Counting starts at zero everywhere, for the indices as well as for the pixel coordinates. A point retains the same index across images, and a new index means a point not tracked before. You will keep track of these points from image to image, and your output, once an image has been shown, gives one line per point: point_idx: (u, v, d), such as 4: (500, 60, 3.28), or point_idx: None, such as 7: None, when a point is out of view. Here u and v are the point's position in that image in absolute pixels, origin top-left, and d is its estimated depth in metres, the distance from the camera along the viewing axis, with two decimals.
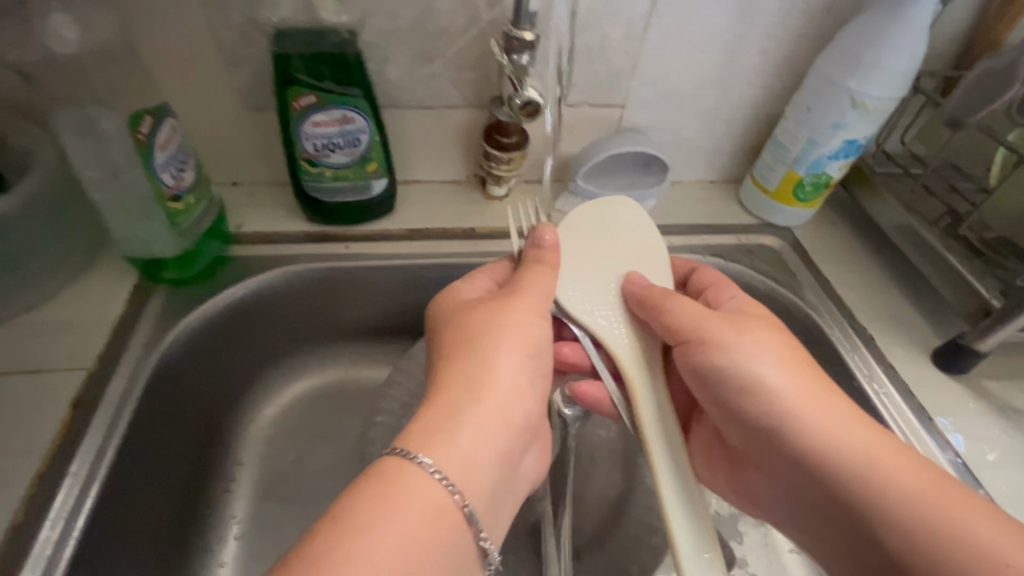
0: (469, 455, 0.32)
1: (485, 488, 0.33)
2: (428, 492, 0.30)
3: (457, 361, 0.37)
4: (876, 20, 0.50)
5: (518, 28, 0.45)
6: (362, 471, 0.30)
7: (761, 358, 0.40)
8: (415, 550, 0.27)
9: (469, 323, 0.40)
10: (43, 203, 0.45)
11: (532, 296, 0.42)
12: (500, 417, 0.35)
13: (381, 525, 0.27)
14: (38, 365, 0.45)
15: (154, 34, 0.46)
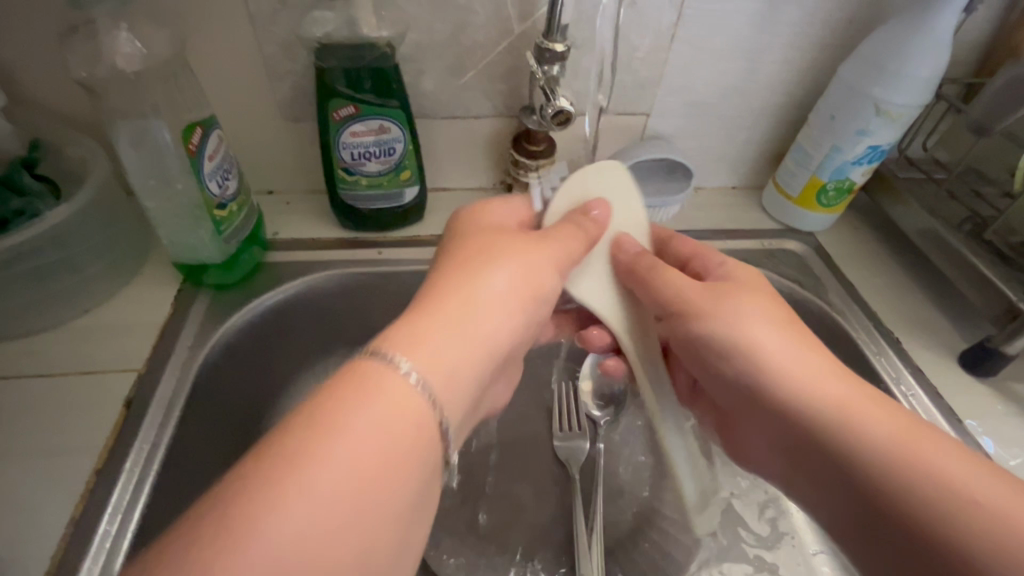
0: (450, 368, 0.31)
1: (462, 401, 0.32)
2: (405, 399, 0.28)
3: (454, 276, 0.36)
4: (900, 30, 0.51)
5: (551, 40, 0.47)
6: (339, 372, 0.29)
7: (750, 322, 0.39)
8: (382, 451, 0.26)
9: (483, 245, 0.39)
10: (99, 212, 0.48)
11: (550, 244, 0.40)
12: (484, 337, 0.34)
13: (349, 427, 0.26)
14: (93, 367, 0.47)
15: (203, 50, 0.48)
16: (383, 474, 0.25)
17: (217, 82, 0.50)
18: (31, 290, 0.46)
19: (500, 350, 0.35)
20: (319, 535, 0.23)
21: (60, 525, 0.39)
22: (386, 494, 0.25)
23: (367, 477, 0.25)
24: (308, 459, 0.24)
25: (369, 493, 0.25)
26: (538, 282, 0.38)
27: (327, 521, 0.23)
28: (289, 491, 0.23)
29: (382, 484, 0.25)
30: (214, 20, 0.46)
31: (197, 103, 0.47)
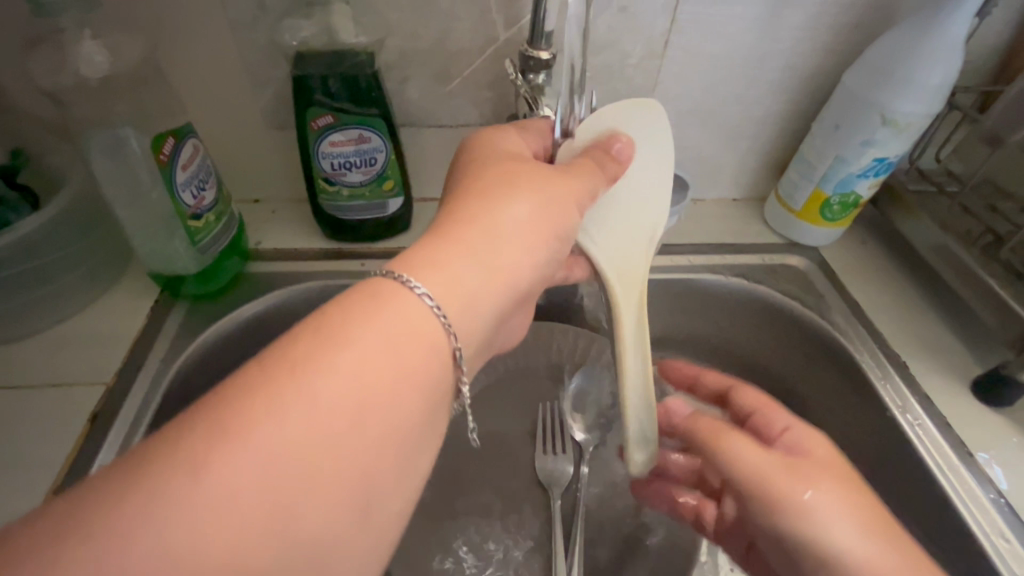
0: (469, 295, 0.29)
1: (481, 326, 0.30)
2: (416, 321, 0.26)
3: (482, 198, 0.33)
4: (907, 36, 0.48)
5: (534, 48, 0.45)
6: (359, 283, 0.27)
7: (833, 517, 0.32)
8: (394, 363, 0.25)
9: (509, 174, 0.35)
10: (73, 221, 0.47)
11: (572, 179, 0.36)
12: (507, 271, 0.31)
13: (364, 338, 0.25)
14: (63, 379, 0.46)
15: (182, 58, 0.47)
16: (395, 385, 0.25)
17: (197, 90, 0.49)
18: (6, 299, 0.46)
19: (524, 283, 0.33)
20: (325, 436, 0.22)
21: None
22: (401, 406, 0.25)
23: (377, 386, 0.24)
24: (320, 362, 0.23)
25: (378, 405, 0.24)
26: (564, 217, 0.35)
27: (335, 420, 0.23)
28: (301, 391, 0.23)
29: (391, 395, 0.24)
30: (190, 27, 0.45)
31: (173, 112, 0.46)
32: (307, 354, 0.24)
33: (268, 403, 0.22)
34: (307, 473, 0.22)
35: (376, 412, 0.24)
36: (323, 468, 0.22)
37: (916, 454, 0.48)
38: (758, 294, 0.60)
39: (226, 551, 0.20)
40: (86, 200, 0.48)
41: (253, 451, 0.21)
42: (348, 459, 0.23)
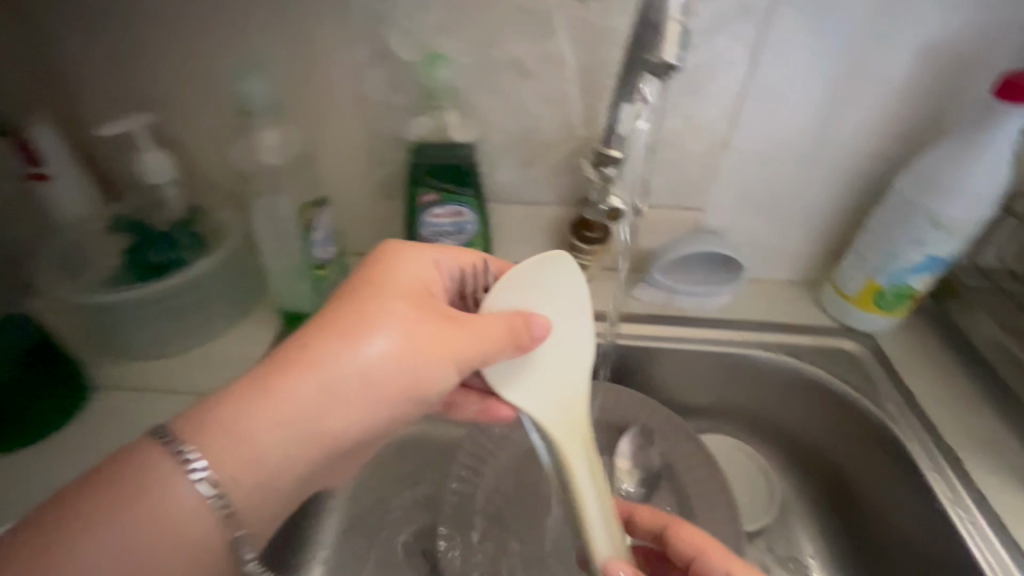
0: (258, 455, 0.34)
1: (284, 477, 0.35)
2: (292, 411, 0.35)
3: (327, 344, 0.36)
4: (954, 149, 0.53)
5: (608, 149, 0.54)
6: (118, 451, 0.33)
7: None
8: (276, 447, 0.34)
9: (366, 314, 0.38)
10: (229, 263, 0.60)
11: (457, 338, 0.40)
12: (299, 420, 0.35)
13: (243, 443, 0.34)
14: (203, 389, 0.57)
15: (326, 143, 0.60)
16: (261, 459, 0.34)
17: (332, 166, 0.62)
18: (174, 322, 0.58)
19: (406, 394, 0.39)
20: (201, 517, 0.33)
21: None
22: (269, 459, 0.34)
23: (260, 463, 0.34)
24: (141, 496, 0.31)
25: (247, 480, 0.34)
26: (429, 362, 0.39)
27: (148, 544, 0.31)
28: (215, 476, 0.33)
29: (264, 468, 0.34)
30: (336, 121, 0.58)
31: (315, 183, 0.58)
32: (212, 441, 0.33)
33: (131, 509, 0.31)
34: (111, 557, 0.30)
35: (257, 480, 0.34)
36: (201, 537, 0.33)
37: (969, 554, 0.48)
38: (809, 374, 0.63)
39: None
40: (240, 247, 0.61)
41: (160, 535, 0.31)
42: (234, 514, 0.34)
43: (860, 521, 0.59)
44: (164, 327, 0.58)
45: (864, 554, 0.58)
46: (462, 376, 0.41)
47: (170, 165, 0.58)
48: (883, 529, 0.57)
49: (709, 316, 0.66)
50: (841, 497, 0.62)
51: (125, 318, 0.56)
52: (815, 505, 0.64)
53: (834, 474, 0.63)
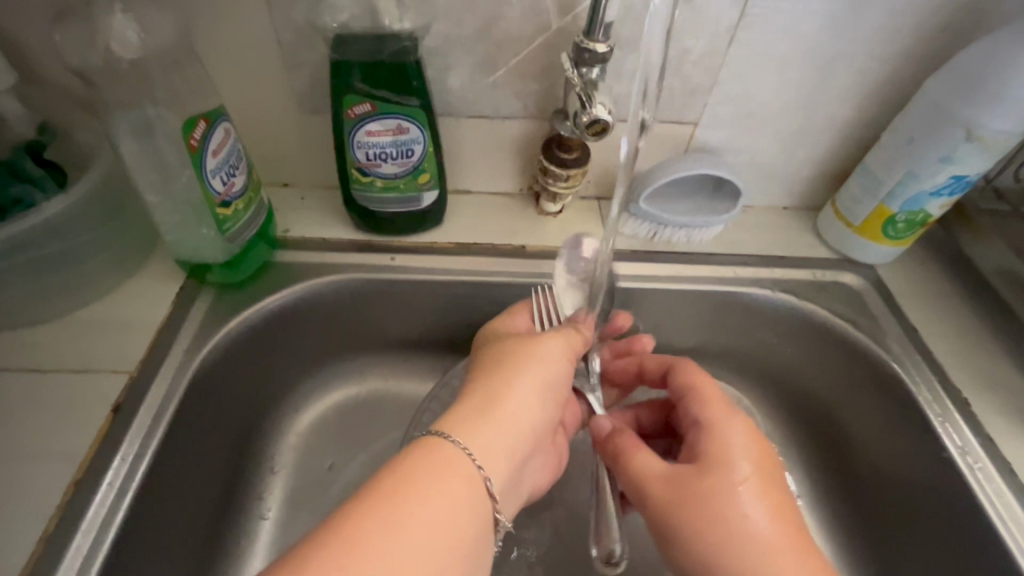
0: (526, 405, 0.37)
1: (508, 434, 0.35)
2: (486, 422, 0.35)
3: (486, 378, 0.38)
4: (1005, 44, 0.43)
5: (588, 40, 0.42)
6: (504, 365, 0.39)
7: (528, 400, 0.37)
8: (466, 509, 0.30)
9: (505, 363, 0.39)
10: (97, 202, 0.45)
11: (536, 364, 0.39)
12: (508, 422, 0.36)
13: (437, 484, 0.30)
14: (86, 364, 0.45)
15: (214, 33, 0.45)
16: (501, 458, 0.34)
17: (226, 67, 0.47)
18: (22, 284, 0.44)
19: (511, 433, 0.35)
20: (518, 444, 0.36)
21: (35, 537, 0.37)
22: (529, 409, 0.37)
23: (502, 441, 0.35)
24: (504, 390, 0.37)
25: (512, 432, 0.36)
26: (524, 367, 0.39)
27: (502, 440, 0.35)
28: (499, 407, 0.36)
29: (521, 427, 0.36)
30: (230, 4, 0.43)
31: (205, 94, 0.43)
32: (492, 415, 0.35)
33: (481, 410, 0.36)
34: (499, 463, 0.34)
35: (539, 458, 0.42)
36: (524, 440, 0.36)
37: (965, 489, 0.45)
38: (807, 316, 0.56)
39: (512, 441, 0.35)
40: (110, 176, 0.46)
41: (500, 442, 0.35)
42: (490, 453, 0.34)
43: (842, 462, 0.56)
44: (5, 291, 0.43)
45: (865, 507, 0.53)
46: (536, 401, 0.38)
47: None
48: (868, 468, 0.53)
49: (701, 250, 0.58)
50: (827, 437, 0.57)
51: None
52: (801, 447, 0.59)
53: (822, 418, 0.58)
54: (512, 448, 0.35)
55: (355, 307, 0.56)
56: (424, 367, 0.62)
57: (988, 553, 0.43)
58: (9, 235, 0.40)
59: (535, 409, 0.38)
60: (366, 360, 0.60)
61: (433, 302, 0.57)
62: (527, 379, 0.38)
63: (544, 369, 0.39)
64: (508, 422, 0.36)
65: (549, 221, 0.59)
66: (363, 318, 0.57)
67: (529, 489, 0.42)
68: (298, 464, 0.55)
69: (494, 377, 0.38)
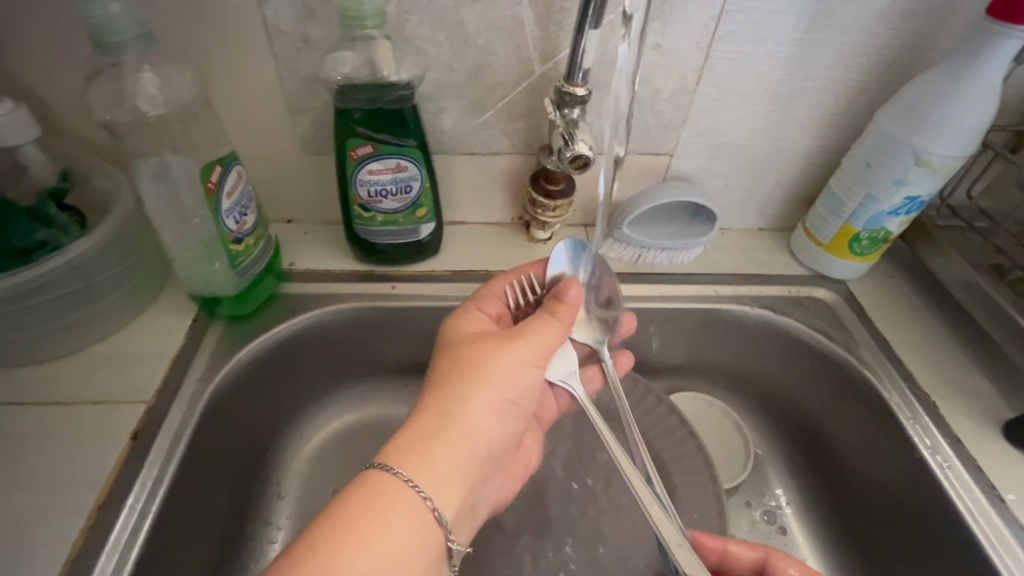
0: (478, 419, 0.39)
1: (457, 455, 0.37)
2: (436, 444, 0.37)
3: (438, 393, 0.40)
4: (942, 79, 0.48)
5: (569, 84, 0.47)
6: (457, 375, 0.41)
7: (479, 414, 0.39)
8: (411, 544, 0.33)
9: (459, 373, 0.41)
10: (117, 243, 0.48)
11: (490, 376, 0.41)
12: (461, 440, 0.38)
13: (378, 525, 0.32)
14: (105, 395, 0.47)
15: (227, 86, 0.49)
16: (450, 481, 0.36)
17: (237, 115, 0.51)
18: (44, 323, 0.46)
19: (462, 445, 0.38)
20: (470, 461, 0.38)
21: (57, 561, 0.39)
22: (481, 424, 0.39)
23: (452, 464, 0.37)
24: (454, 406, 0.39)
25: (464, 452, 0.38)
26: (479, 375, 0.41)
27: (451, 461, 0.37)
28: (449, 425, 0.38)
29: (475, 445, 0.38)
30: (242, 60, 0.47)
31: (219, 142, 0.47)
32: (442, 436, 0.37)
33: (432, 430, 0.38)
34: (452, 484, 0.36)
35: (500, 464, 0.45)
36: (478, 453, 0.39)
37: (938, 487, 0.47)
38: (785, 329, 0.59)
39: (460, 460, 0.37)
40: (130, 218, 0.49)
41: (453, 463, 0.37)
42: (443, 476, 0.36)
43: (827, 470, 0.58)
44: (28, 329, 0.46)
45: (849, 513, 0.56)
46: (488, 414, 0.40)
47: (25, 118, 0.45)
48: (850, 473, 0.56)
49: (682, 271, 0.62)
50: (812, 445, 0.60)
51: None
52: (788, 457, 0.62)
53: (805, 427, 0.61)
54: (462, 468, 0.37)
55: (357, 334, 0.58)
56: (423, 391, 0.64)
57: (964, 551, 0.45)
58: (33, 277, 0.43)
59: (488, 422, 0.40)
60: (368, 385, 0.63)
61: (432, 327, 0.60)
62: (482, 392, 0.40)
63: (498, 377, 0.41)
64: (459, 440, 0.38)
65: (539, 248, 0.63)
66: (364, 345, 0.60)
67: (489, 501, 0.45)
68: (304, 491, 0.57)
69: (446, 391, 0.40)
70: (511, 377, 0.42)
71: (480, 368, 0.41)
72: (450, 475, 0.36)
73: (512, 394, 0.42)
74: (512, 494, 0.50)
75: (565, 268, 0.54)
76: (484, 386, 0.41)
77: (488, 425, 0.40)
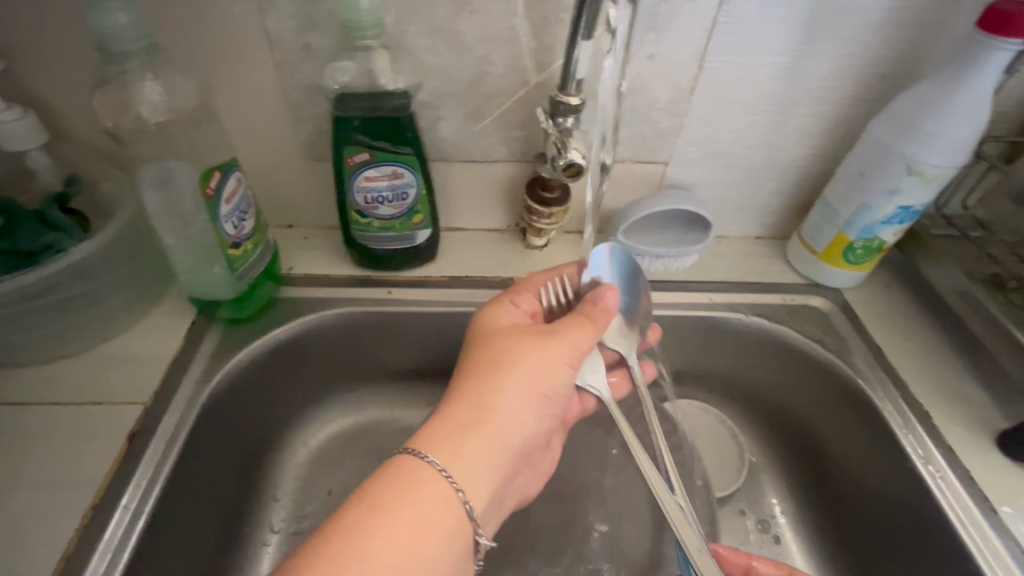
0: (514, 414, 0.39)
1: (491, 448, 0.38)
2: (469, 436, 0.37)
3: (474, 385, 0.40)
4: (934, 90, 0.48)
5: (562, 94, 0.47)
6: (494, 368, 0.41)
7: (514, 410, 0.39)
8: (442, 531, 0.33)
9: (497, 367, 0.41)
10: (119, 247, 0.49)
11: (526, 372, 0.41)
12: (495, 434, 0.38)
13: (409, 508, 0.33)
14: (104, 396, 0.48)
15: (229, 93, 0.50)
16: (481, 475, 0.36)
17: (239, 122, 0.52)
18: (47, 325, 0.47)
19: (495, 440, 0.38)
20: (501, 457, 0.38)
21: (52, 558, 0.39)
22: (515, 420, 0.39)
23: (484, 457, 0.37)
24: (490, 400, 0.39)
25: (497, 446, 0.38)
26: (517, 372, 0.41)
27: (483, 454, 0.37)
28: (484, 419, 0.38)
29: (508, 440, 0.39)
30: (244, 69, 0.48)
31: (219, 148, 0.48)
32: (475, 429, 0.38)
33: (466, 422, 0.38)
34: (481, 478, 0.36)
35: (528, 460, 0.46)
36: (510, 449, 0.39)
37: (930, 496, 0.47)
38: (780, 337, 0.59)
39: (492, 454, 0.38)
40: (133, 222, 0.50)
41: (485, 457, 0.37)
42: (474, 469, 0.36)
43: (822, 479, 0.58)
44: (31, 330, 0.47)
45: (843, 522, 0.55)
46: (524, 411, 0.40)
47: (30, 124, 0.46)
48: (844, 482, 0.56)
49: (678, 278, 0.62)
50: (807, 453, 0.60)
51: None
52: (783, 465, 0.62)
53: (800, 436, 0.60)
54: (493, 463, 0.38)
55: (354, 338, 0.59)
56: (420, 396, 0.65)
57: (955, 561, 0.45)
58: (35, 280, 0.44)
59: (523, 418, 0.40)
60: (365, 389, 0.63)
61: (428, 332, 0.60)
62: (518, 388, 0.40)
63: (534, 374, 0.41)
64: (493, 435, 0.38)
65: (535, 255, 0.63)
66: (361, 349, 0.60)
67: (516, 494, 0.46)
68: (300, 494, 0.57)
69: (483, 384, 0.40)
70: (548, 375, 0.42)
71: (517, 364, 0.41)
72: (481, 469, 0.37)
73: (546, 393, 0.42)
74: (536, 489, 0.50)
75: (604, 275, 0.55)
76: (520, 383, 0.40)
77: (522, 422, 0.40)
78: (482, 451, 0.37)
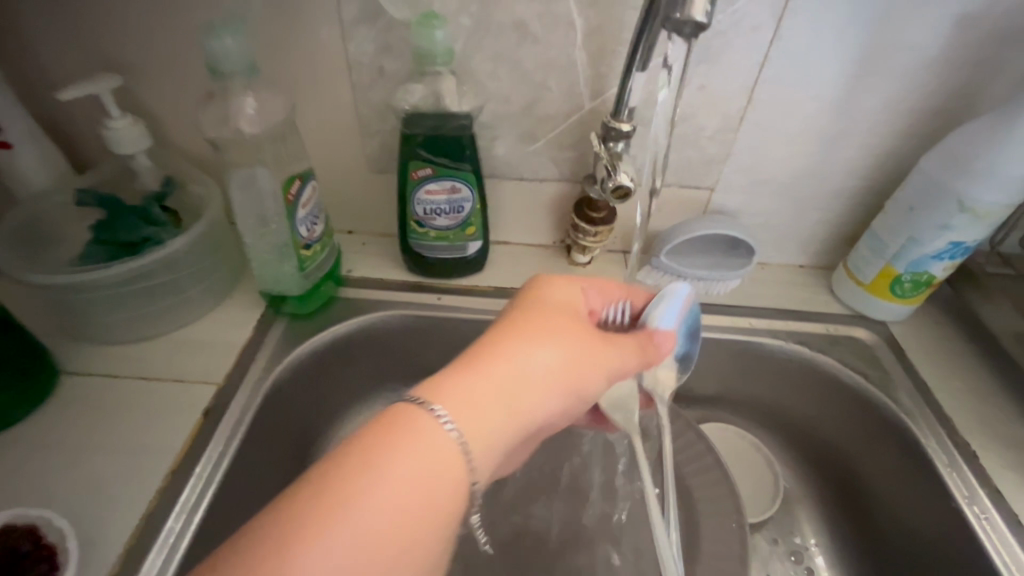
0: (538, 394, 0.37)
1: (506, 420, 0.35)
2: (489, 403, 0.35)
3: (503, 352, 0.37)
4: (988, 129, 0.49)
5: (616, 120, 0.50)
6: (532, 341, 0.39)
7: (539, 389, 0.37)
8: (437, 493, 0.30)
9: (531, 339, 0.38)
10: (205, 242, 0.55)
11: (563, 355, 0.39)
12: (513, 408, 0.36)
13: (406, 460, 0.30)
14: (183, 375, 0.53)
15: (310, 110, 0.55)
16: (491, 446, 0.34)
17: (315, 135, 0.57)
18: (140, 308, 0.53)
19: (516, 420, 0.36)
20: (512, 433, 0.35)
21: (135, 516, 0.44)
22: (539, 402, 0.37)
23: (493, 430, 0.34)
24: (518, 371, 0.37)
25: (514, 424, 0.36)
26: (556, 356, 0.39)
27: (497, 425, 0.34)
28: (511, 392, 0.36)
29: (524, 420, 0.36)
30: (325, 88, 0.54)
31: (300, 158, 0.53)
32: (498, 398, 0.35)
33: (490, 387, 0.35)
34: (490, 452, 0.34)
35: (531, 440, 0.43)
36: (523, 429, 0.36)
37: (975, 537, 0.46)
38: (820, 367, 0.59)
39: (504, 428, 0.35)
40: (218, 221, 0.56)
41: (497, 428, 0.34)
42: (484, 439, 0.33)
43: (859, 514, 0.57)
44: (126, 311, 0.53)
45: (880, 559, 0.54)
46: (551, 394, 0.38)
47: (141, 131, 0.52)
48: (883, 519, 0.55)
49: (718, 302, 0.63)
50: (844, 487, 0.59)
51: (88, 300, 0.51)
52: (819, 497, 0.61)
53: (838, 468, 0.60)
54: (504, 438, 0.35)
55: (403, 340, 0.63)
56: None
57: None
58: (136, 267, 0.50)
59: (550, 404, 0.38)
60: (409, 389, 0.67)
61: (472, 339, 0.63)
62: (551, 372, 0.38)
63: (573, 364, 0.39)
64: (516, 410, 0.36)
65: (578, 271, 0.65)
66: (408, 351, 0.64)
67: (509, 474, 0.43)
68: None
69: (517, 355, 0.37)
70: (583, 368, 0.40)
71: (555, 346, 0.39)
72: (493, 441, 0.34)
73: (575, 383, 0.40)
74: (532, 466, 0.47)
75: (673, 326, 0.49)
76: (555, 364, 0.38)
77: (545, 405, 0.37)
78: (498, 423, 0.34)
